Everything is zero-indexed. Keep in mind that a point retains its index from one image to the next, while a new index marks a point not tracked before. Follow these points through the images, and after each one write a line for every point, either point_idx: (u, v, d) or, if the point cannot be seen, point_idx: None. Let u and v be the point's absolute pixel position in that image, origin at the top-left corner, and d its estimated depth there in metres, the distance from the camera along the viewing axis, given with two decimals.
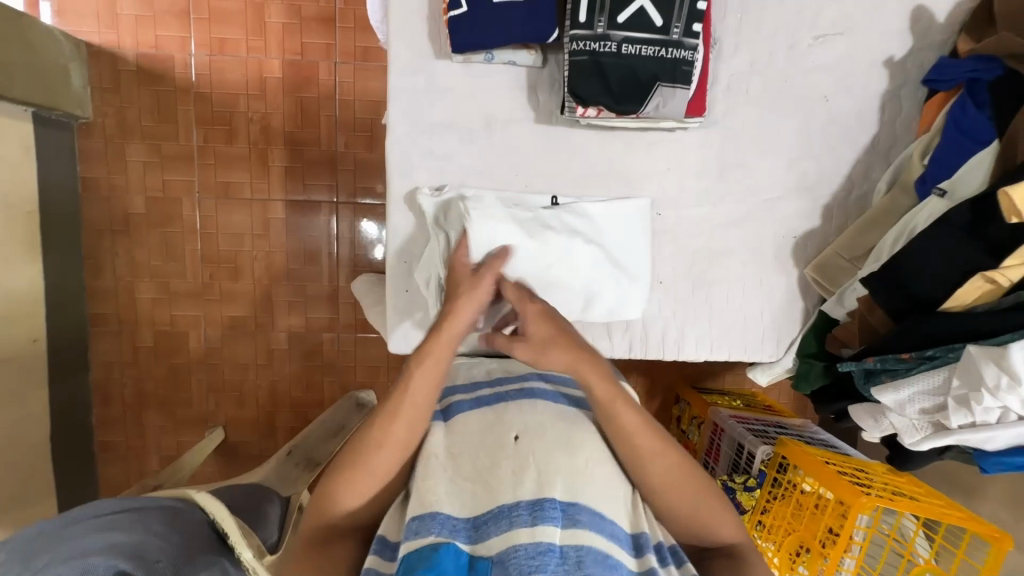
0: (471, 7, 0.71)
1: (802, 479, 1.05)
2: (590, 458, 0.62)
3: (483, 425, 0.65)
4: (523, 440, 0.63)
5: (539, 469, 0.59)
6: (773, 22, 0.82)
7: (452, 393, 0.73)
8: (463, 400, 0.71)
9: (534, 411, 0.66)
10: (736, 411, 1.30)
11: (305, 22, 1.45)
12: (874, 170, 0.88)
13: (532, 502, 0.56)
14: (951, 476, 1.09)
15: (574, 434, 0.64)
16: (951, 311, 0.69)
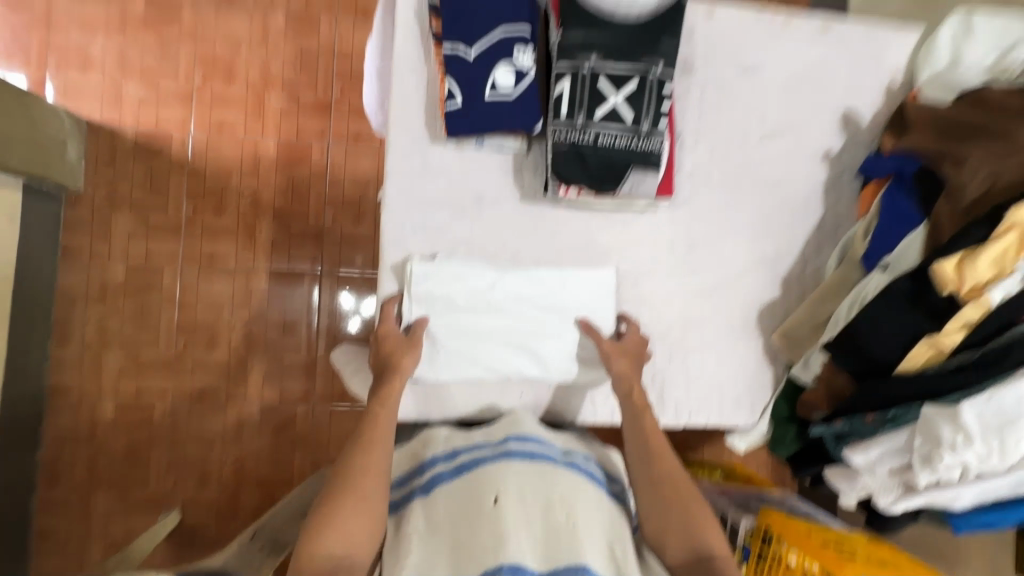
0: (466, 101, 0.80)
1: (786, 551, 1.03)
2: (569, 516, 0.69)
3: (467, 493, 0.71)
4: (502, 502, 0.69)
5: (518, 533, 0.66)
6: (726, 120, 0.94)
7: (437, 459, 0.78)
8: (445, 467, 0.76)
9: (512, 477, 0.72)
10: (719, 484, 1.31)
11: (301, 108, 1.56)
12: (824, 248, 0.97)
13: (511, 568, 0.62)
14: (930, 546, 1.10)
15: (552, 495, 0.71)
16: (905, 373, 0.74)
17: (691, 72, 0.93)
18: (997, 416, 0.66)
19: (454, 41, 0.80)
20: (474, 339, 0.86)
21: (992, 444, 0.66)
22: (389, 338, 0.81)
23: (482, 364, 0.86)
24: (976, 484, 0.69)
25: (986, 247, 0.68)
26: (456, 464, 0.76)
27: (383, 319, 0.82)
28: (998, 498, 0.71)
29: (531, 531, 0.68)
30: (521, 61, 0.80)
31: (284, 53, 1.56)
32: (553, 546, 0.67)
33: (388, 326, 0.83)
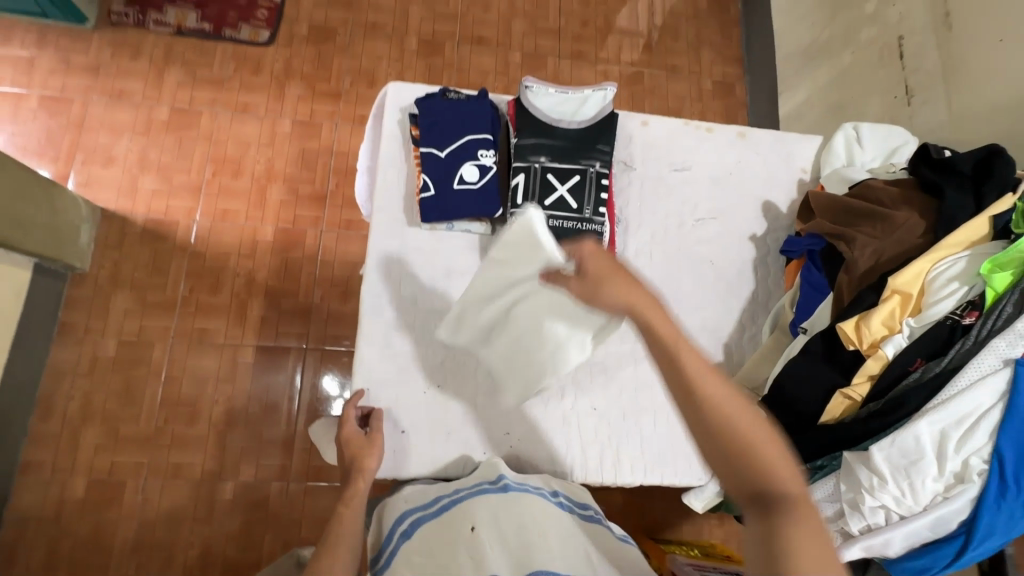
0: (437, 191, 0.95)
1: None
2: (541, 532, 0.76)
3: (450, 527, 0.77)
4: (479, 530, 0.76)
5: (494, 554, 0.73)
6: (664, 208, 1.10)
7: (417, 502, 0.83)
8: (426, 509, 0.81)
9: (489, 508, 0.78)
10: (693, 559, 1.26)
11: (300, 199, 1.74)
12: (760, 316, 1.09)
13: None
14: None
15: (524, 517, 0.78)
16: (828, 423, 0.82)
17: (631, 168, 1.10)
18: (903, 460, 0.72)
19: (429, 143, 0.97)
20: (507, 350, 0.94)
21: (901, 485, 0.73)
22: (353, 440, 0.85)
23: (522, 368, 0.94)
24: (899, 527, 0.74)
25: (877, 308, 0.80)
26: (437, 505, 0.81)
27: (342, 423, 0.86)
28: (925, 541, 0.75)
29: (506, 548, 0.74)
30: (484, 160, 0.96)
31: (288, 153, 1.77)
32: (524, 553, 0.73)
33: (349, 430, 0.86)
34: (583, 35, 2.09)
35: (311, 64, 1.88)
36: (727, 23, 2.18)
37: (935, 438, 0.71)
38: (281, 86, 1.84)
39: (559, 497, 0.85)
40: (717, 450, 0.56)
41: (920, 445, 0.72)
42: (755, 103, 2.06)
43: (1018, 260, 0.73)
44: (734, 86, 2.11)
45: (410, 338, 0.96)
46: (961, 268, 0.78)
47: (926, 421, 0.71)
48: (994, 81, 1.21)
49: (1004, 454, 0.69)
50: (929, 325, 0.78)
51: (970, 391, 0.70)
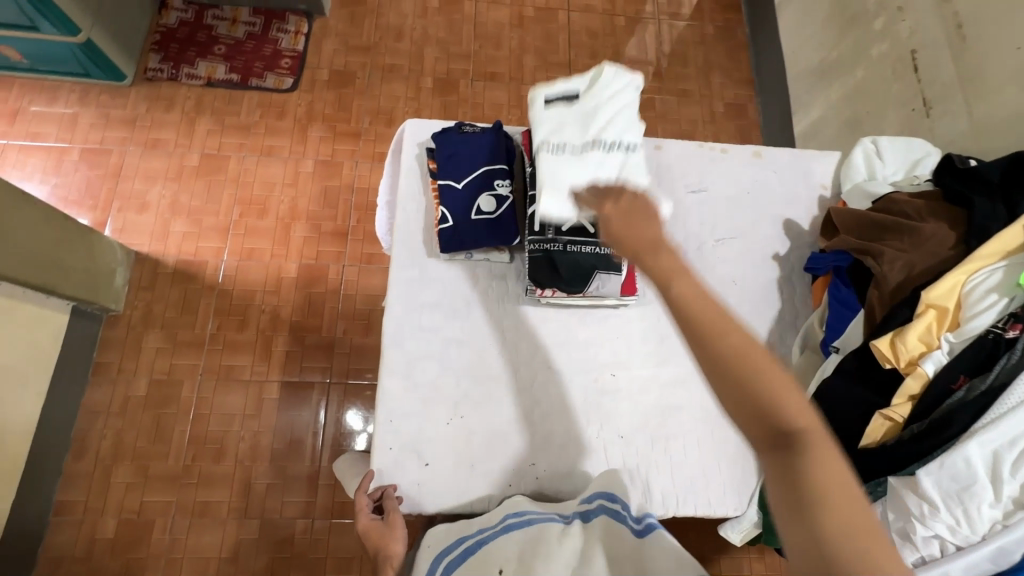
0: (455, 222, 0.97)
1: None
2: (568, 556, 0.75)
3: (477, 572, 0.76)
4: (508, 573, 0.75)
5: None
6: (683, 229, 1.10)
7: (443, 549, 0.80)
8: (452, 557, 0.79)
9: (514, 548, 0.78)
10: None
11: (322, 235, 1.78)
12: (789, 336, 1.06)
13: None
14: None
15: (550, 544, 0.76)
16: (869, 446, 0.78)
17: None
18: (955, 487, 0.68)
19: (446, 175, 0.99)
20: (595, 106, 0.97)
21: (954, 514, 0.69)
22: (371, 531, 0.83)
23: (624, 109, 0.96)
24: (957, 562, 0.69)
25: (912, 324, 0.77)
26: (463, 550, 0.79)
27: (359, 512, 0.84)
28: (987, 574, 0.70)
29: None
30: (501, 190, 0.98)
31: (311, 192, 1.84)
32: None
33: (364, 520, 0.85)
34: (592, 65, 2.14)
35: (332, 107, 1.96)
36: (735, 47, 2.21)
37: (987, 461, 0.67)
38: (304, 129, 1.92)
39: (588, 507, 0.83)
40: (739, 391, 0.49)
41: (972, 469, 0.67)
42: (769, 123, 2.06)
43: None
44: (746, 107, 2.12)
45: (433, 366, 0.96)
46: (998, 279, 0.75)
47: (977, 442, 0.67)
48: (1012, 89, 1.20)
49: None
50: (969, 340, 0.74)
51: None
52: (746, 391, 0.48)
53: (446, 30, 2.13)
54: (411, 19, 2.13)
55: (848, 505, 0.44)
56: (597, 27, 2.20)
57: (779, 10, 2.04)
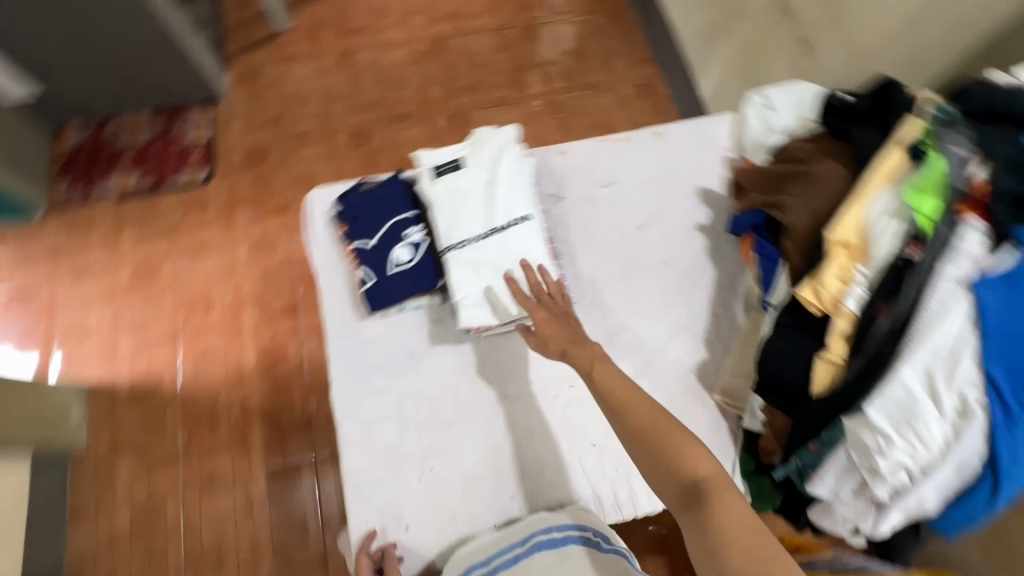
0: (377, 281, 0.97)
1: None
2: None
3: None
4: None
5: None
6: (605, 225, 1.11)
7: None
8: None
9: None
10: None
11: (273, 315, 1.76)
12: (731, 300, 1.07)
13: None
14: None
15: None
16: (820, 395, 0.78)
17: (561, 199, 1.12)
18: (898, 413, 0.70)
19: (357, 236, 0.99)
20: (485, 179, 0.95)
21: (908, 440, 0.70)
22: None
23: (516, 180, 0.95)
24: (924, 482, 0.70)
25: (825, 267, 0.78)
26: None
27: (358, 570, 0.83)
28: (962, 487, 0.70)
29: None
30: (413, 237, 0.97)
31: (251, 276, 1.81)
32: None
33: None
34: (497, 82, 2.17)
35: (253, 188, 1.95)
36: (628, 30, 2.26)
37: (922, 381, 0.69)
38: (230, 216, 1.90)
39: (552, 536, 0.84)
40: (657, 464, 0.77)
41: (908, 393, 0.69)
42: (678, 94, 2.11)
43: (940, 179, 0.72)
44: (653, 84, 2.17)
45: (392, 428, 0.94)
46: (891, 202, 0.76)
47: (907, 365, 0.69)
48: (879, 14, 1.23)
49: (1001, 379, 0.65)
50: (881, 268, 0.76)
51: (939, 323, 0.67)
52: (663, 464, 0.76)
53: (347, 84, 2.14)
54: (310, 81, 2.14)
55: (737, 535, 0.70)
56: (492, 44, 2.23)
57: None
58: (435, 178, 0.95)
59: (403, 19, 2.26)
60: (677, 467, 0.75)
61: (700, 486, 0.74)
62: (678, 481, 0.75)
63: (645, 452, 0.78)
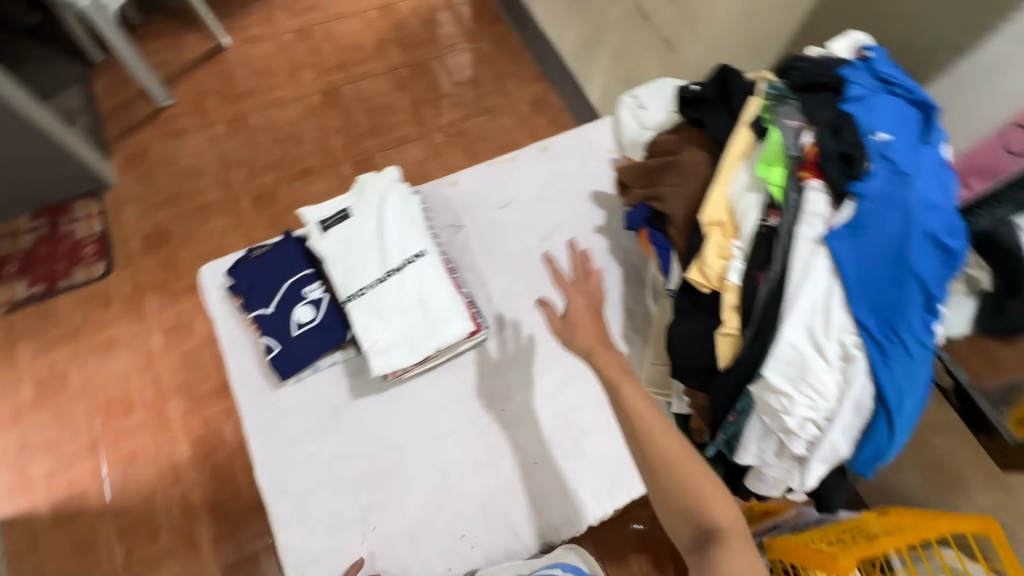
0: (283, 347, 0.94)
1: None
2: None
3: None
4: None
5: None
6: (509, 244, 1.13)
7: None
8: None
9: None
10: None
11: (202, 399, 1.66)
12: (641, 292, 1.10)
13: None
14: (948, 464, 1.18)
15: None
16: (727, 367, 0.81)
17: (461, 227, 1.13)
18: (792, 371, 0.74)
19: (255, 305, 0.96)
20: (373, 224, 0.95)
21: (806, 394, 0.74)
22: None
23: (405, 219, 0.96)
24: (830, 429, 0.74)
25: (705, 247, 0.83)
26: None
27: None
28: (863, 428, 0.75)
29: None
30: (313, 294, 0.96)
31: (170, 363, 1.71)
32: None
33: None
34: (396, 121, 2.18)
35: (158, 272, 1.85)
36: (514, 52, 2.34)
37: (805, 336, 0.73)
38: (138, 306, 1.79)
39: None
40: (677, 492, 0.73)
41: (795, 351, 0.73)
42: (572, 104, 2.19)
43: (779, 151, 0.77)
44: (547, 98, 2.25)
45: (326, 495, 0.91)
46: (747, 178, 0.81)
47: (788, 326, 0.73)
48: (720, 6, 1.29)
49: (869, 321, 0.71)
50: (753, 240, 0.80)
51: (804, 281, 0.72)
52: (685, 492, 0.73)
53: (244, 148, 2.09)
54: (202, 152, 2.07)
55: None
56: (384, 85, 2.25)
57: (531, 7, 2.19)
58: (323, 232, 0.95)
59: (291, 75, 2.24)
60: (696, 511, 0.72)
61: (716, 532, 0.71)
62: (695, 522, 0.72)
63: (669, 490, 0.74)
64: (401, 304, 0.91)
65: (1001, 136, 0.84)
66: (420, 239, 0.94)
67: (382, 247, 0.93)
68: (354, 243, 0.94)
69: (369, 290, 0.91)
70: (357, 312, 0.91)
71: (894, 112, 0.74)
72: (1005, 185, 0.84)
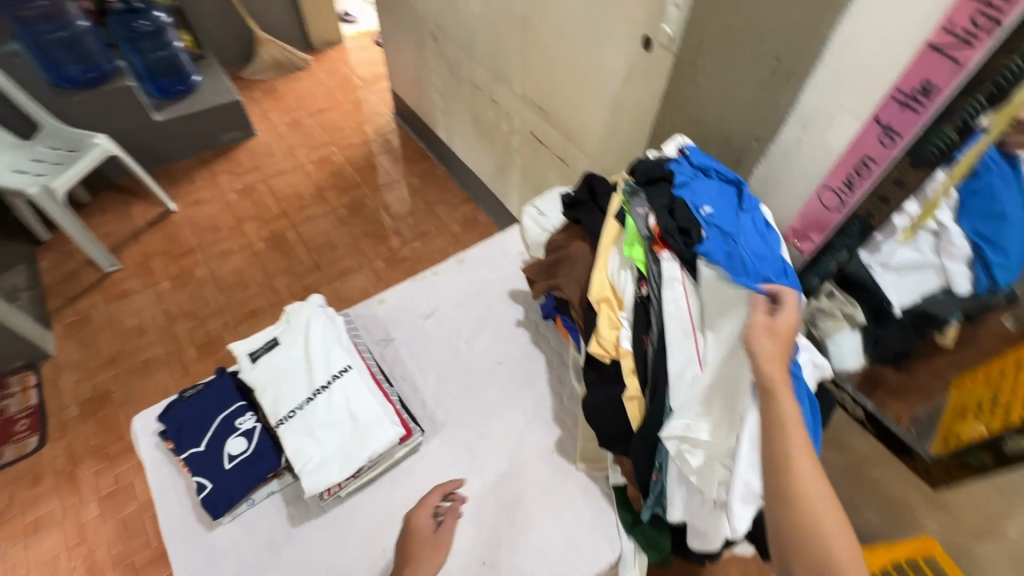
0: (213, 483, 0.93)
1: None
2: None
3: None
4: None
5: None
6: (437, 349, 1.21)
7: None
8: None
9: None
10: None
11: (141, 570, 1.54)
12: (565, 374, 1.18)
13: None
14: (891, 496, 1.21)
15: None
16: (638, 428, 0.88)
17: (391, 340, 1.21)
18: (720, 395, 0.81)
19: (185, 445, 0.97)
20: (301, 351, 1.03)
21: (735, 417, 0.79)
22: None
23: (330, 340, 1.04)
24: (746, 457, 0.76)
25: (598, 323, 0.93)
26: None
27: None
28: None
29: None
30: (245, 425, 0.98)
31: (105, 535, 1.60)
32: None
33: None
34: (338, 255, 2.33)
35: (95, 436, 1.79)
36: (442, 182, 2.62)
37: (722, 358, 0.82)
38: (71, 476, 1.70)
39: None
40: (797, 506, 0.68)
41: (727, 369, 0.82)
42: (499, 219, 2.42)
43: (636, 235, 0.92)
44: (476, 218, 2.48)
45: None
46: (620, 259, 0.96)
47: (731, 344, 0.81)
48: (594, 125, 1.53)
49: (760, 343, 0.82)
50: (634, 310, 0.92)
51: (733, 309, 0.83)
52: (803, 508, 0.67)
53: (189, 301, 2.16)
54: (148, 310, 2.12)
55: None
56: (325, 225, 2.43)
57: (450, 145, 2.50)
58: (253, 363, 1.02)
59: (235, 228, 2.40)
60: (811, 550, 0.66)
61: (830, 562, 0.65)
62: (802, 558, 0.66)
63: (789, 526, 0.68)
64: (332, 421, 0.95)
65: (817, 199, 1.01)
66: (345, 356, 1.02)
67: (310, 370, 1.00)
68: (282, 371, 1.01)
69: (297, 412, 0.96)
70: (290, 435, 0.94)
71: (714, 192, 0.92)
72: (834, 235, 1.00)
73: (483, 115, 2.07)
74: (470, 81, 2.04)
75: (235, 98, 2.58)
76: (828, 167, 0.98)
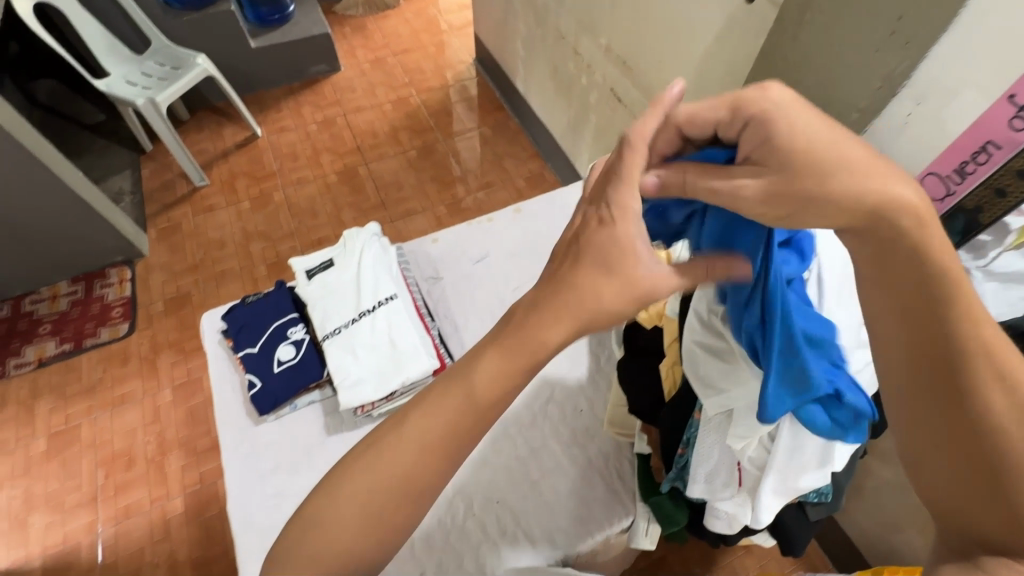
0: (263, 382, 1.01)
1: None
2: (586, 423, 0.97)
3: None
4: None
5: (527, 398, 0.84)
6: (484, 293, 1.22)
7: None
8: None
9: None
10: None
11: (200, 454, 1.73)
12: (606, 337, 1.15)
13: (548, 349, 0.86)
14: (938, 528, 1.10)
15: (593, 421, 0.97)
16: (672, 397, 0.85)
17: (439, 279, 1.24)
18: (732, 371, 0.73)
19: (243, 344, 1.06)
20: (350, 274, 1.08)
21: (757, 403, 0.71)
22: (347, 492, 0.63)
23: (380, 269, 1.08)
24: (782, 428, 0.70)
25: None
26: None
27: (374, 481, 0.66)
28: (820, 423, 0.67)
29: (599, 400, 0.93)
30: (295, 335, 1.06)
31: (174, 419, 1.79)
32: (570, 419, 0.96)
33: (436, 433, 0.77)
34: (404, 197, 2.38)
35: (174, 332, 1.99)
36: (513, 135, 2.58)
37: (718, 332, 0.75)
38: (152, 363, 1.91)
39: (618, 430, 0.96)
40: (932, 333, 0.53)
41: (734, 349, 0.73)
42: (565, 178, 2.36)
43: None
44: (542, 175, 2.44)
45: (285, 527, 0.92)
46: None
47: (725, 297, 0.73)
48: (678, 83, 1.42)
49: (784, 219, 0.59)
50: None
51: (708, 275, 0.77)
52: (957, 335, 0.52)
53: (265, 222, 2.30)
54: (228, 225, 2.28)
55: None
56: (394, 165, 2.48)
57: (527, 98, 2.44)
58: (309, 280, 1.08)
59: (312, 158, 2.50)
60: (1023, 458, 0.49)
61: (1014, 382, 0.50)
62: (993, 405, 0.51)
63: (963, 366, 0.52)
64: (373, 343, 1.00)
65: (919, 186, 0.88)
66: (393, 286, 1.06)
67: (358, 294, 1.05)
68: (332, 293, 1.06)
69: (339, 331, 1.02)
70: (335, 351, 1.00)
71: None
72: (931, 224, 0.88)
73: (564, 66, 1.99)
74: (555, 30, 1.95)
75: (325, 31, 2.64)
76: (940, 150, 0.84)
